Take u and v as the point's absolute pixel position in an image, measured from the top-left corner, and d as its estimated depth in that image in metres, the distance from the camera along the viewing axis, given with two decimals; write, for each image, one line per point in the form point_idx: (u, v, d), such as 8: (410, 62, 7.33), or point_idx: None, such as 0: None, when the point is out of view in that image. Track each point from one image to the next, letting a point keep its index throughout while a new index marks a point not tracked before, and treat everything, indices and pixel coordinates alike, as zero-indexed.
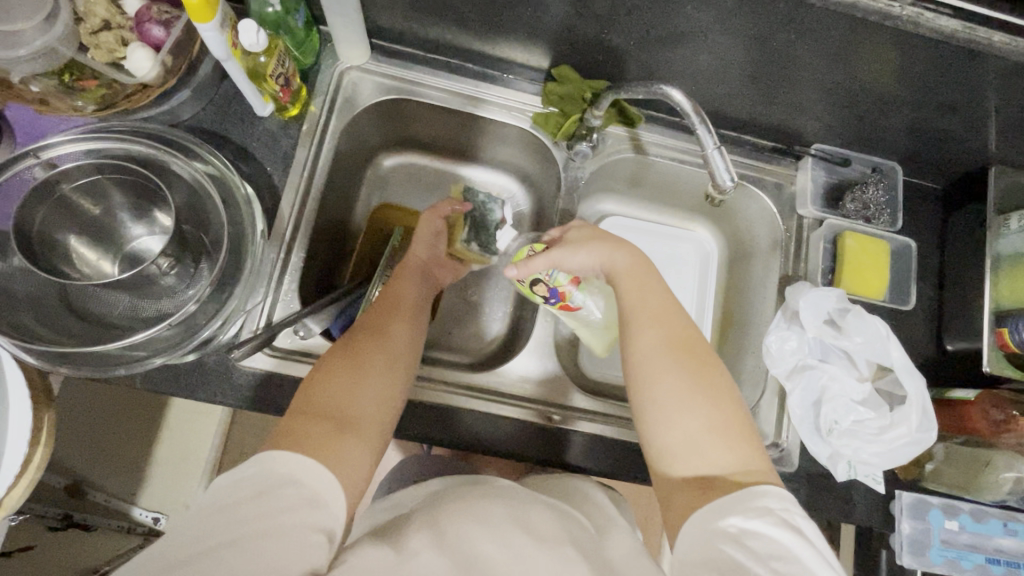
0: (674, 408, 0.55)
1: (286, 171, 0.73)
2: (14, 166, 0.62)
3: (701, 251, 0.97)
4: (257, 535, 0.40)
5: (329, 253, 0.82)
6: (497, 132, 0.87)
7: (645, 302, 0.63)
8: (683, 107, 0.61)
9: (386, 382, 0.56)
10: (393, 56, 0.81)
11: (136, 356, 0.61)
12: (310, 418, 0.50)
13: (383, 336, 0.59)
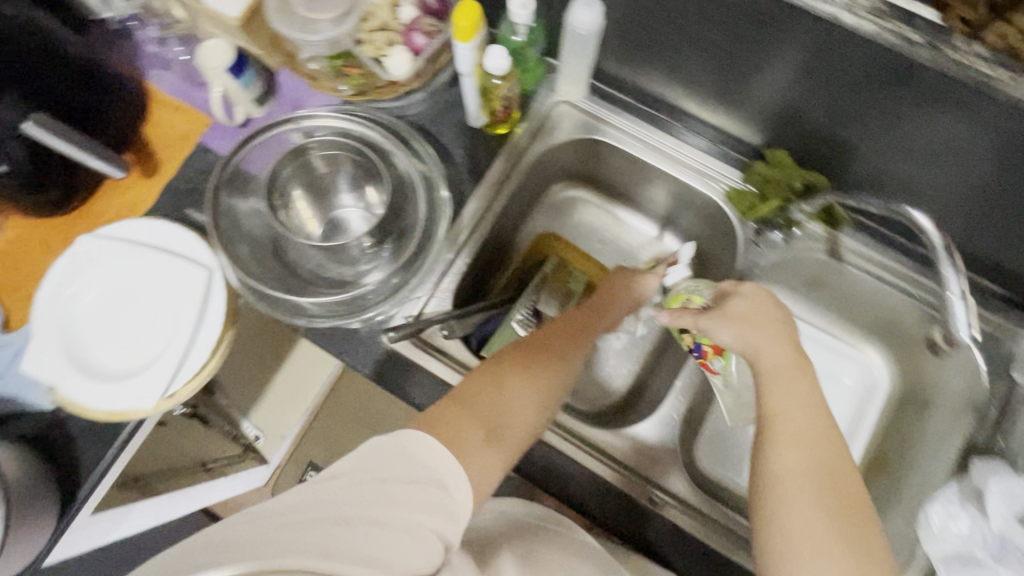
0: (805, 553, 0.45)
1: (478, 181, 0.78)
2: (278, 128, 0.75)
3: (870, 387, 0.87)
4: (385, 523, 0.42)
5: (487, 263, 0.84)
6: (684, 194, 0.85)
7: (799, 412, 0.53)
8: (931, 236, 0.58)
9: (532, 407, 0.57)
10: (607, 100, 0.84)
11: (315, 312, 0.71)
12: (464, 412, 0.52)
13: (540, 364, 0.61)
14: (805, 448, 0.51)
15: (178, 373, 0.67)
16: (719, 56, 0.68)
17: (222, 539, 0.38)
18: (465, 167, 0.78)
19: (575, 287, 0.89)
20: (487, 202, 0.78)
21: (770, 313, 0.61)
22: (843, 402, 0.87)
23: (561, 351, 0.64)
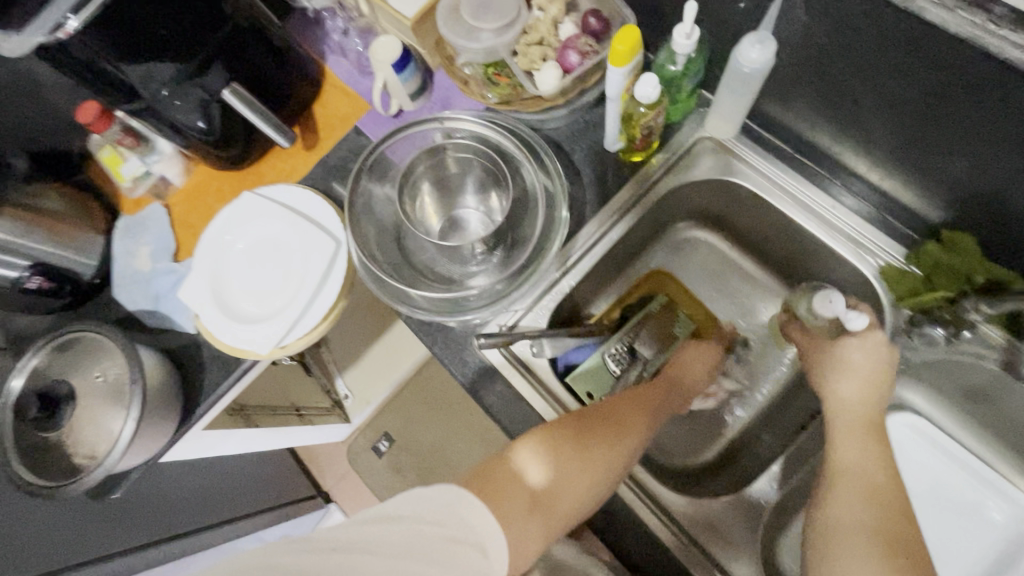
0: None
1: (601, 207, 0.76)
2: (423, 125, 0.78)
3: (1006, 531, 0.74)
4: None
5: (591, 289, 0.83)
6: (829, 260, 0.76)
7: (873, 487, 0.58)
8: None
9: (585, 482, 0.56)
10: (757, 142, 0.77)
11: (422, 305, 0.73)
12: (507, 487, 0.51)
13: (602, 437, 0.59)
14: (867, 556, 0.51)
15: (296, 328, 0.74)
16: (913, 117, 0.59)
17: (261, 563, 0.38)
18: (590, 190, 0.76)
19: (679, 333, 0.84)
20: (607, 230, 0.76)
21: (868, 396, 0.67)
22: (970, 538, 0.74)
23: (627, 425, 0.62)
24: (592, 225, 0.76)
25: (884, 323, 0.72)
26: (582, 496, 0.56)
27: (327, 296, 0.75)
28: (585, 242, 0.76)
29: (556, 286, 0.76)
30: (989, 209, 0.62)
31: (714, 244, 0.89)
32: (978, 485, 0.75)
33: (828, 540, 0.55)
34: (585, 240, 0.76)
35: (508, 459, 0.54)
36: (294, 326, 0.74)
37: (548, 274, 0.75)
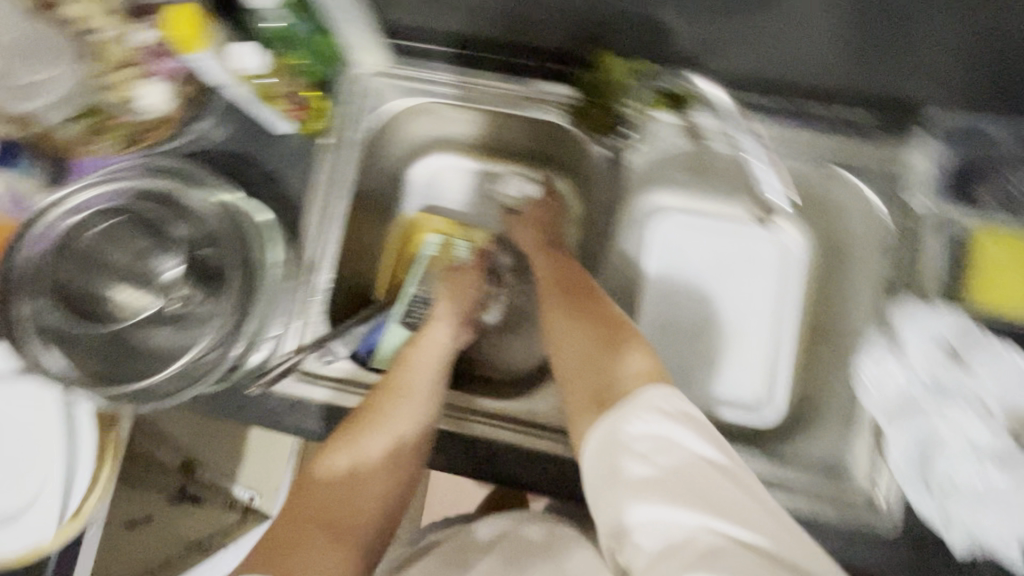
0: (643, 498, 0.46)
1: (312, 188, 0.73)
2: (44, 220, 0.65)
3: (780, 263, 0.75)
4: None
5: (359, 267, 0.81)
6: (533, 127, 0.78)
7: (590, 318, 0.62)
8: (721, 103, 0.68)
9: (370, 483, 0.58)
10: (415, 55, 0.76)
11: (164, 391, 0.61)
12: (300, 512, 0.56)
13: (366, 437, 0.59)
14: (628, 350, 0.57)
15: (76, 488, 0.65)
16: None
17: None
18: (293, 179, 0.74)
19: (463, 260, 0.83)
20: (330, 210, 0.73)
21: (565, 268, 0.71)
22: (760, 291, 0.75)
23: (392, 412, 0.61)
24: (314, 212, 0.73)
25: (597, 159, 0.76)
26: (379, 497, 0.58)
27: (88, 443, 0.66)
28: (316, 229, 0.73)
29: (313, 288, 0.72)
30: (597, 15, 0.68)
31: (449, 160, 0.86)
32: (735, 245, 0.76)
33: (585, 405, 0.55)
34: (314, 230, 0.73)
35: (299, 491, 0.58)
36: (72, 489, 0.65)
37: (296, 281, 0.71)
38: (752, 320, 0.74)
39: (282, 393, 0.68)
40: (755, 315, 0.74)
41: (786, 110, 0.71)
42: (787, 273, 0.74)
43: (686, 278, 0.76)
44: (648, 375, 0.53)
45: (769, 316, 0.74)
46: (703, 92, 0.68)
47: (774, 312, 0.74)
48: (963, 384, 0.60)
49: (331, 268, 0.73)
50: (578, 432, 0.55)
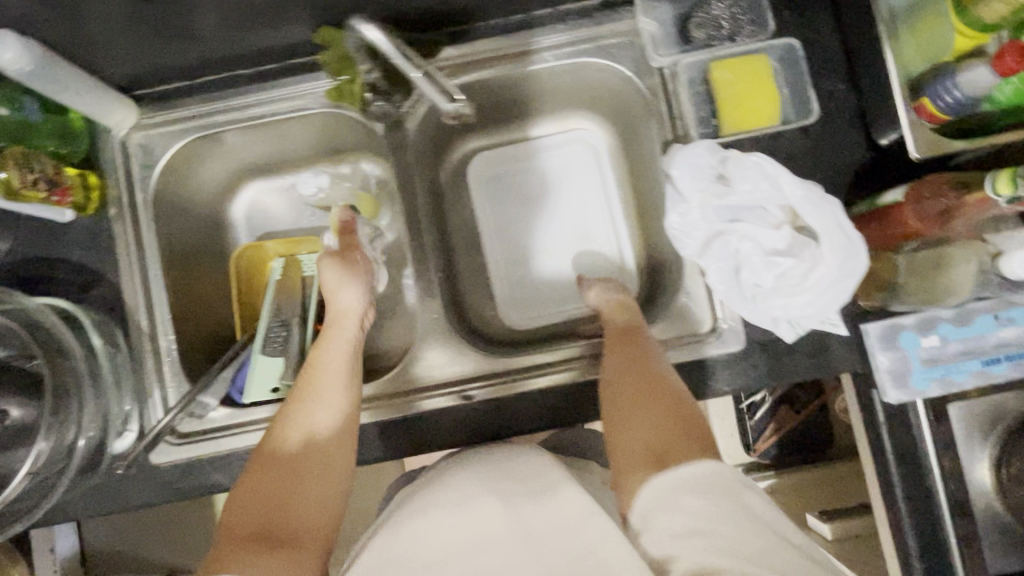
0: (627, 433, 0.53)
1: (117, 262, 0.72)
2: None
3: (593, 158, 0.85)
4: None
5: (209, 317, 0.80)
6: (311, 124, 0.79)
7: (631, 383, 0.57)
8: (379, 42, 0.57)
9: (305, 485, 0.55)
10: (166, 101, 0.75)
11: (29, 507, 0.60)
12: (255, 505, 0.54)
13: (289, 445, 0.57)
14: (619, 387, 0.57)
15: None
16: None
17: None
18: (95, 260, 0.72)
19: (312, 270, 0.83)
20: (145, 276, 0.73)
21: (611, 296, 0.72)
22: (585, 188, 0.85)
23: (307, 416, 0.58)
24: (129, 283, 0.72)
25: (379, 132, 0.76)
26: (322, 496, 0.56)
27: None
28: (139, 299, 0.72)
29: (160, 354, 0.72)
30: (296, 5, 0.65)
31: (262, 184, 0.88)
32: (553, 159, 0.86)
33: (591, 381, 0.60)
34: (136, 300, 0.72)
35: (249, 484, 0.56)
36: None
37: (139, 354, 0.71)
38: (590, 216, 0.85)
39: (166, 462, 0.69)
40: (591, 211, 0.85)
41: (521, 23, 0.74)
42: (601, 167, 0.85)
43: (527, 205, 0.86)
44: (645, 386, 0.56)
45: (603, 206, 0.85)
46: (377, 44, 0.58)
47: (605, 202, 0.85)
48: (735, 200, 0.64)
49: (169, 331, 0.72)
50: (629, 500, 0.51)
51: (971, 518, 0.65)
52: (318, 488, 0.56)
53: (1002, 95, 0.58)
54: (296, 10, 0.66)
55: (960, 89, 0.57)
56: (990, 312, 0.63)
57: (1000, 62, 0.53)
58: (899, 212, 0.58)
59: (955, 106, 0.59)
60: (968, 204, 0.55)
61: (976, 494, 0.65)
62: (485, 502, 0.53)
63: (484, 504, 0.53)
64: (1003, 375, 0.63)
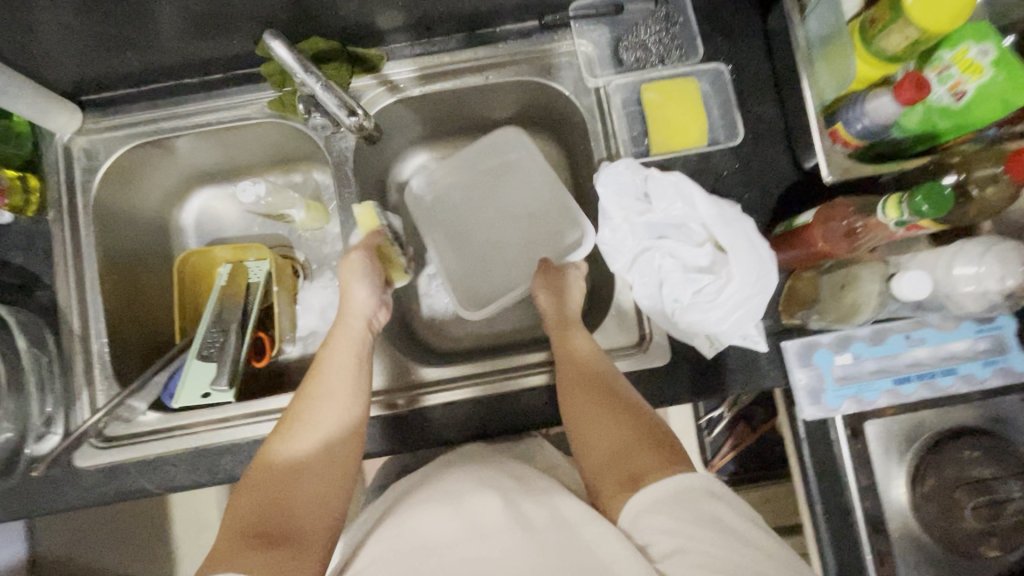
0: (592, 426, 0.56)
1: (52, 264, 0.72)
2: None
3: (519, 156, 0.84)
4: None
5: (150, 321, 0.81)
6: (258, 133, 0.80)
7: (592, 382, 0.59)
8: (287, 59, 0.55)
9: (310, 481, 0.54)
10: (111, 107, 0.76)
11: None
12: (255, 501, 0.52)
13: (297, 440, 0.55)
14: (594, 391, 0.59)
15: None
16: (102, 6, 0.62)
17: None
18: (30, 261, 0.72)
19: (257, 279, 0.83)
20: (79, 280, 0.73)
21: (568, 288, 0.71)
22: (519, 190, 0.85)
23: (314, 413, 0.57)
24: (63, 286, 0.72)
25: (319, 143, 0.76)
26: (328, 492, 0.55)
27: None
28: (74, 300, 0.72)
29: (91, 356, 0.72)
30: (239, 17, 0.67)
31: (213, 192, 0.90)
32: (484, 168, 0.85)
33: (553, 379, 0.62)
34: (69, 304, 0.72)
35: (248, 481, 0.54)
36: None
37: (70, 356, 0.71)
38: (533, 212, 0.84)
39: (87, 464, 0.68)
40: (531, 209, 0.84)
41: (463, 42, 0.76)
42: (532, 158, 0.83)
43: (468, 225, 0.85)
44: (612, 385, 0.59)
45: (543, 198, 0.83)
46: (286, 61, 0.55)
47: (543, 191, 0.83)
48: (657, 219, 0.66)
49: (102, 333, 0.72)
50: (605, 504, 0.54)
51: (887, 533, 0.66)
52: (324, 484, 0.54)
53: (910, 122, 0.59)
54: (238, 23, 0.68)
55: (867, 116, 0.59)
56: (904, 332, 0.65)
57: (900, 93, 0.55)
58: (809, 233, 0.60)
59: (866, 131, 0.61)
60: (870, 227, 0.57)
61: (891, 510, 0.66)
62: (489, 505, 0.54)
63: (489, 506, 0.53)
64: (914, 395, 0.64)
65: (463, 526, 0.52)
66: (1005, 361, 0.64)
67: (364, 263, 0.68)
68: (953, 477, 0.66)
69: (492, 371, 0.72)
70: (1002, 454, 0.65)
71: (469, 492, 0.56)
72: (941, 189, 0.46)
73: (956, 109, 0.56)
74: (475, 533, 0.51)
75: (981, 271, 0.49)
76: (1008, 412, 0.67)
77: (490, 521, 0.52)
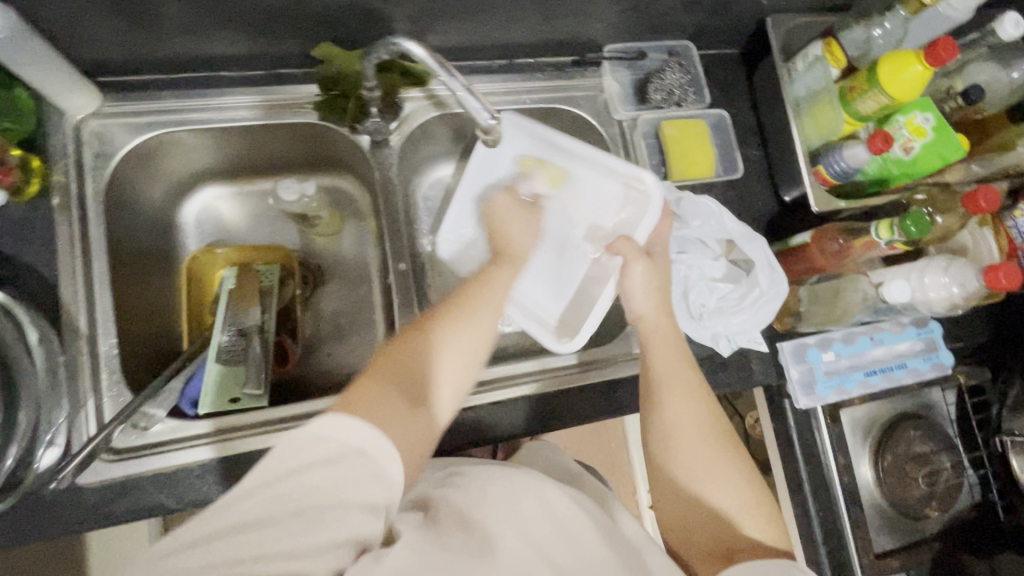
0: (697, 472, 0.61)
1: (56, 254, 0.64)
2: None
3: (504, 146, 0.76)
4: (326, 499, 0.45)
5: (153, 323, 0.74)
6: (290, 134, 0.79)
7: (697, 420, 0.64)
8: (421, 56, 0.56)
9: (445, 367, 0.57)
10: (132, 90, 0.71)
11: None
12: (385, 384, 0.53)
13: (446, 336, 0.58)
14: (699, 431, 0.63)
15: None
16: None
17: (260, 493, 0.44)
18: (26, 249, 0.64)
19: (272, 283, 0.80)
20: (87, 273, 0.66)
21: (655, 293, 0.71)
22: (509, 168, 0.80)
23: (462, 336, 0.59)
24: (68, 279, 0.64)
25: (363, 149, 0.78)
26: (455, 383, 0.58)
27: None
28: (79, 296, 0.65)
29: (97, 358, 0.64)
30: (306, 17, 0.67)
31: (221, 189, 0.85)
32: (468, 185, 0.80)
33: (650, 397, 0.66)
34: (75, 298, 0.64)
35: (383, 372, 0.54)
36: None
37: (74, 358, 0.63)
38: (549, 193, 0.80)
39: (97, 480, 0.61)
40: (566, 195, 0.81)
41: (503, 68, 0.83)
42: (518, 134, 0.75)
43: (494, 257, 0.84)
44: (711, 426, 0.63)
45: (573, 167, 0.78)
46: (417, 60, 0.56)
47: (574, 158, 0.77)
48: (689, 234, 0.77)
49: (112, 333, 0.65)
50: (687, 538, 0.62)
51: (861, 504, 0.79)
52: (451, 373, 0.57)
53: (871, 169, 0.76)
54: (301, 23, 0.68)
55: (844, 160, 0.75)
56: (868, 334, 0.81)
57: (872, 144, 0.71)
58: (807, 251, 0.74)
59: (840, 172, 0.77)
60: (858, 245, 0.71)
61: (861, 484, 0.79)
62: (564, 497, 0.57)
63: (563, 501, 0.57)
64: (879, 386, 0.80)
65: (546, 513, 0.55)
66: (937, 357, 0.82)
67: (520, 218, 0.74)
68: (904, 453, 0.81)
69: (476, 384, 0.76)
70: (932, 431, 0.83)
71: (546, 484, 0.58)
72: (920, 213, 0.61)
73: (906, 160, 0.74)
74: (555, 520, 0.54)
75: (948, 279, 0.63)
76: (934, 401, 0.84)
77: (569, 518, 0.56)
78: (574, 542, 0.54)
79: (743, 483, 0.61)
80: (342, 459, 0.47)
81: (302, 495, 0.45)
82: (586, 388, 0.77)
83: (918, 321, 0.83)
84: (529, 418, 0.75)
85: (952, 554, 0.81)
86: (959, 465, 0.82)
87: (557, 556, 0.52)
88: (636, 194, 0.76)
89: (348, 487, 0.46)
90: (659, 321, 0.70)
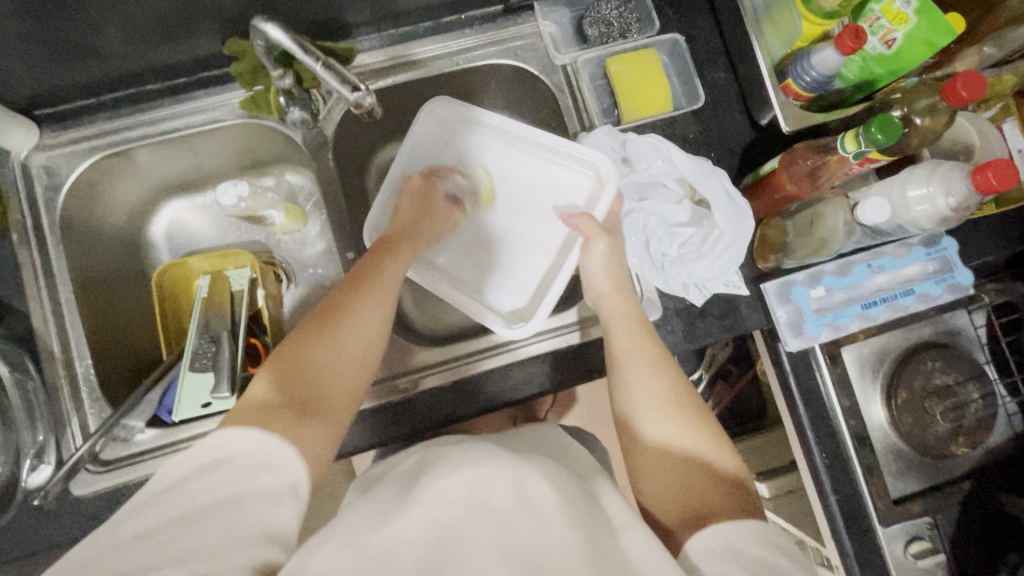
0: (665, 448, 0.55)
1: (22, 288, 0.68)
2: None
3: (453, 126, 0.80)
4: (215, 519, 0.40)
5: (133, 340, 0.78)
6: (227, 136, 0.78)
7: (669, 398, 0.58)
8: (279, 39, 0.58)
9: (345, 359, 0.55)
10: (69, 120, 0.73)
11: None
12: (280, 390, 0.51)
13: (336, 331, 0.56)
14: (668, 409, 0.57)
15: None
16: (61, 15, 0.60)
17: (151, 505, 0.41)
18: None
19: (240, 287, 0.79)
20: (54, 302, 0.70)
21: (616, 269, 0.67)
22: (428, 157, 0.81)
23: (345, 329, 0.56)
24: (37, 310, 0.68)
25: (299, 141, 0.76)
26: (349, 379, 0.55)
27: None
28: (50, 325, 0.69)
29: (76, 380, 0.69)
30: (205, 15, 0.65)
31: (182, 203, 0.87)
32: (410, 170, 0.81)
33: (616, 370, 0.61)
34: (47, 327, 0.69)
35: (269, 386, 0.51)
36: None
37: (55, 382, 0.68)
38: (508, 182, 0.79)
39: (88, 490, 0.64)
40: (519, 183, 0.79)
41: (430, 32, 0.78)
42: (480, 124, 0.79)
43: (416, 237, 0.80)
44: (678, 402, 0.58)
45: (533, 159, 0.79)
46: (281, 44, 0.59)
47: (534, 147, 0.78)
48: (639, 179, 0.72)
49: (86, 355, 0.70)
50: (658, 504, 0.54)
51: (873, 449, 0.71)
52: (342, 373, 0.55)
53: (850, 72, 0.66)
54: (204, 22, 0.66)
55: (814, 68, 0.65)
56: (865, 263, 0.73)
57: (840, 43, 0.60)
58: (776, 177, 0.66)
59: (813, 83, 0.67)
60: (830, 165, 0.63)
61: (874, 427, 0.72)
62: (545, 484, 0.46)
63: (545, 488, 0.46)
64: (882, 317, 0.71)
65: (518, 502, 0.45)
66: (954, 278, 0.72)
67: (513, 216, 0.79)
68: (921, 388, 0.71)
69: (456, 356, 0.74)
70: (957, 360, 0.73)
71: (523, 467, 0.48)
72: (891, 118, 0.53)
73: (889, 56, 0.63)
74: (529, 511, 0.44)
75: (931, 189, 0.57)
76: (960, 325, 0.74)
77: (545, 504, 0.45)
78: (550, 539, 0.42)
79: (708, 449, 0.55)
80: (238, 463, 0.44)
81: (220, 489, 0.42)
82: (553, 356, 0.73)
83: (928, 240, 0.73)
84: (496, 394, 0.72)
85: (987, 493, 0.72)
86: (989, 395, 0.72)
87: (535, 554, 0.42)
88: (599, 187, 0.75)
89: (251, 479, 0.43)
90: (619, 299, 0.65)
